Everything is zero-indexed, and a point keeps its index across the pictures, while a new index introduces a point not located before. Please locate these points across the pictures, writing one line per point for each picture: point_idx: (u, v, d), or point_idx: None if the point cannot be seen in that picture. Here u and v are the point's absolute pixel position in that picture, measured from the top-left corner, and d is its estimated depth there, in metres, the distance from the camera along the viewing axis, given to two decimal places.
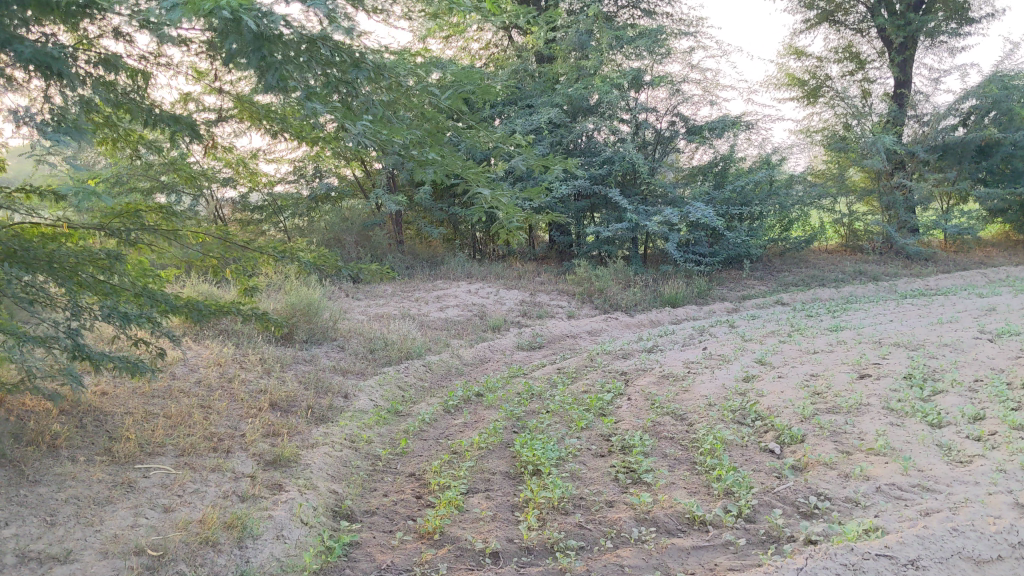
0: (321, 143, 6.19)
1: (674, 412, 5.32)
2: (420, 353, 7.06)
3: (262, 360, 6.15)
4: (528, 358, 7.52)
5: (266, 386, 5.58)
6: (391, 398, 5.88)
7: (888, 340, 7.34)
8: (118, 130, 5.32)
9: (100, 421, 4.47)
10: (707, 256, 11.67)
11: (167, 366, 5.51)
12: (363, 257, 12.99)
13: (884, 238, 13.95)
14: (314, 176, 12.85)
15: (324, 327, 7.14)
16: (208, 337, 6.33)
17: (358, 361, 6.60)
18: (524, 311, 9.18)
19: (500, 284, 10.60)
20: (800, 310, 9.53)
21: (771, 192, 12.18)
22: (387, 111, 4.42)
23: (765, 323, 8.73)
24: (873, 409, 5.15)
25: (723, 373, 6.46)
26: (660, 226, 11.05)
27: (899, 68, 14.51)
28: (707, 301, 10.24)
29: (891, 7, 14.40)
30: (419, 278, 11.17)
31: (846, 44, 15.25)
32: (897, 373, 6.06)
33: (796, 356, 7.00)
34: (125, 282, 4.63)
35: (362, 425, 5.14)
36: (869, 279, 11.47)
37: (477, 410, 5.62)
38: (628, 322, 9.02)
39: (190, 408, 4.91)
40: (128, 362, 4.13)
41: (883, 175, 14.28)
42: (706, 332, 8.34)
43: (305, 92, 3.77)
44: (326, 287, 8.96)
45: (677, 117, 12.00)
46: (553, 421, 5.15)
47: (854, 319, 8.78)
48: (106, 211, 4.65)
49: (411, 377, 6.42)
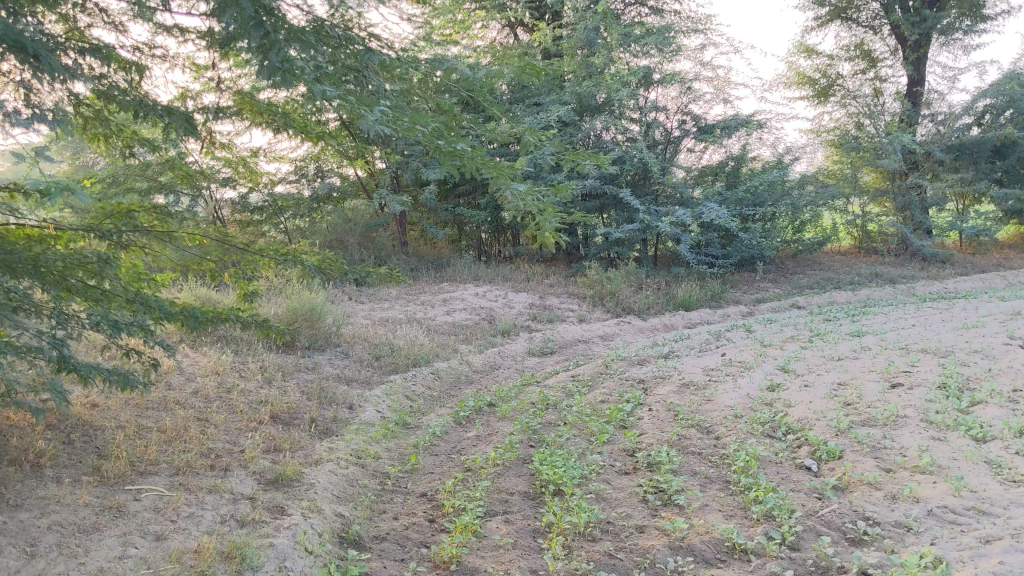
0: (324, 140, 5.89)
1: (700, 425, 5.02)
2: (428, 360, 6.76)
3: (262, 369, 5.87)
4: (540, 365, 7.22)
5: (267, 397, 5.30)
6: (398, 409, 5.58)
7: (916, 347, 7.02)
8: (111, 126, 5.03)
9: (89, 438, 4.18)
10: (720, 258, 11.34)
11: (162, 375, 5.22)
12: (365, 259, 12.71)
13: (899, 240, 13.66)
14: (315, 176, 12.50)
15: (327, 333, 6.85)
16: (206, 344, 6.05)
17: (364, 369, 6.30)
18: (533, 315, 8.89)
19: (508, 287, 10.30)
20: (818, 313, 9.23)
21: (784, 192, 11.85)
22: (398, 105, 4.12)
23: (784, 328, 8.42)
24: (912, 422, 4.85)
25: (747, 381, 6.15)
26: (671, 227, 10.75)
27: (913, 66, 14.18)
28: (721, 304, 9.94)
29: (905, 3, 14.09)
30: (424, 281, 10.87)
31: (858, 42, 14.94)
32: (931, 382, 5.74)
33: (820, 363, 6.69)
34: (117, 288, 4.33)
35: (368, 439, 4.84)
36: (885, 282, 11.18)
37: (490, 423, 5.32)
38: (642, 326, 8.72)
39: (186, 422, 4.62)
40: (118, 375, 3.83)
41: (897, 175, 13.97)
42: (723, 337, 8.04)
43: (310, 71, 3.52)
44: (329, 290, 8.70)
45: (688, 116, 11.70)
46: (572, 435, 4.85)
47: (876, 323, 8.47)
48: (96, 211, 4.35)
49: (419, 386, 6.12)
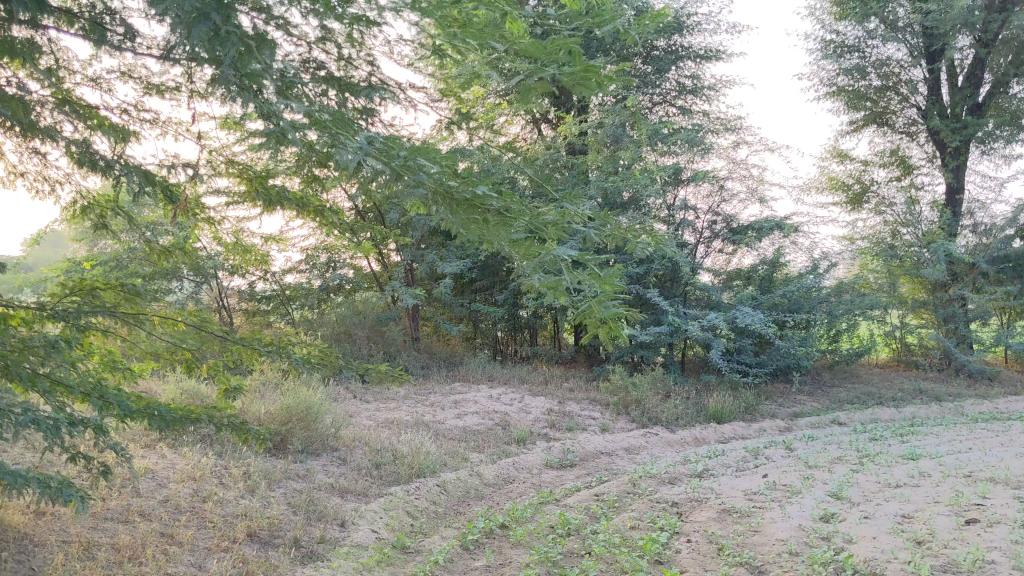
0: (329, 221, 5.34)
1: (749, 564, 4.30)
2: (435, 470, 6.04)
3: (246, 475, 5.21)
4: (559, 479, 6.47)
5: (246, 510, 4.62)
6: (397, 528, 4.85)
7: (982, 473, 6.21)
8: (93, 197, 4.55)
9: (23, 557, 3.54)
10: (753, 366, 10.59)
11: (131, 480, 4.61)
12: (374, 355, 11.66)
13: (942, 354, 12.99)
14: (326, 266, 12.08)
15: (323, 435, 6.18)
16: (186, 445, 5.44)
17: (361, 479, 5.59)
18: (551, 422, 8.16)
19: (524, 390, 9.62)
20: (863, 432, 8.45)
21: (821, 298, 11.16)
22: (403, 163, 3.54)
23: (827, 447, 7.65)
24: (1002, 568, 4.02)
25: (796, 509, 5.39)
26: (702, 333, 10.10)
27: (952, 173, 13.66)
28: (756, 417, 9.19)
29: (943, 111, 13.69)
30: (435, 379, 10.25)
31: (893, 148, 14.51)
32: (1014, 519, 4.88)
33: (877, 490, 5.91)
34: (74, 377, 3.73)
35: (358, 566, 4.13)
36: (930, 398, 10.43)
37: (502, 550, 4.59)
38: (670, 438, 7.97)
39: (146, 539, 3.96)
40: (50, 488, 3.17)
41: (938, 286, 13.31)
42: (761, 455, 7.30)
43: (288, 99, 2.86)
44: (330, 387, 8.07)
45: (720, 216, 11.20)
46: (598, 571, 4.11)
47: (928, 446, 7.67)
48: (57, 286, 3.80)
49: (423, 501, 5.40)
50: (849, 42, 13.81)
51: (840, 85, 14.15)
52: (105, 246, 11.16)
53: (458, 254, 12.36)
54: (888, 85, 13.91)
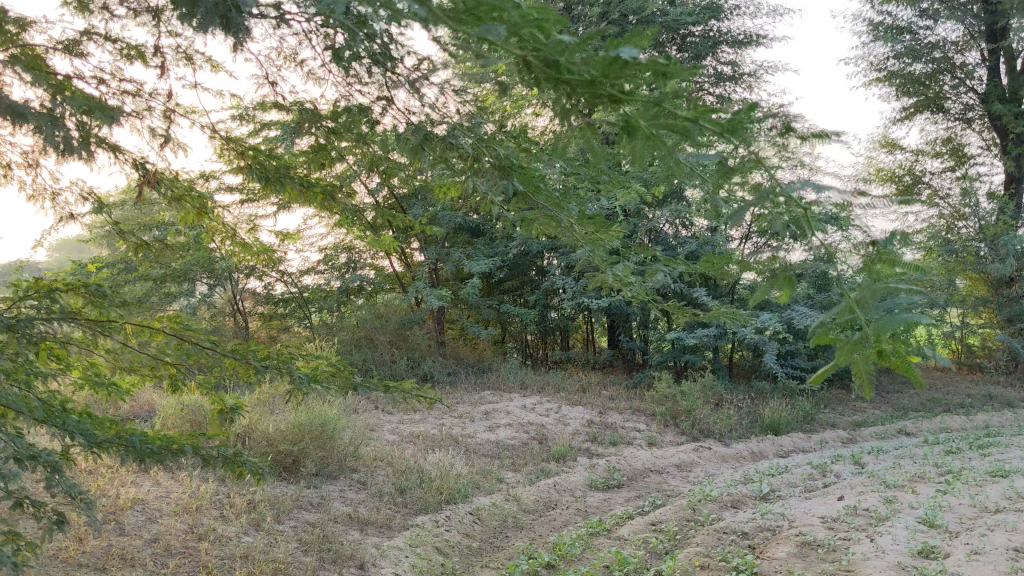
0: (354, 217, 4.67)
1: None
2: (467, 495, 5.33)
3: (250, 505, 4.53)
4: (605, 503, 5.73)
5: (247, 551, 3.91)
6: (429, 571, 4.16)
7: None
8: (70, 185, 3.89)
9: None
10: (808, 372, 9.80)
11: (115, 517, 3.96)
12: (397, 360, 10.95)
13: (1009, 355, 12.23)
14: (346, 267, 11.40)
15: (341, 456, 5.49)
16: (185, 470, 4.78)
17: (383, 507, 4.89)
18: (593, 435, 7.42)
19: (561, 399, 8.86)
20: (937, 444, 7.64)
21: None
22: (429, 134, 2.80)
23: (903, 462, 6.84)
24: None
25: (887, 542, 4.61)
26: (754, 336, 9.32)
27: (1014, 161, 12.85)
28: (815, 427, 8.41)
29: (1003, 95, 12.85)
30: (464, 388, 9.55)
31: (947, 136, 13.94)
32: None
33: (976, 517, 5.10)
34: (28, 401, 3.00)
35: None
36: (1002, 404, 9.61)
37: None
38: (725, 453, 7.20)
39: None
40: None
41: (1001, 282, 12.46)
42: (831, 473, 6.52)
43: None
44: (350, 400, 7.40)
45: None
46: None
47: (1015, 460, 6.84)
48: (6, 289, 3.07)
49: (456, 535, 4.70)
50: (901, 24, 13.08)
51: (890, 69, 13.49)
52: (115, 249, 10.61)
53: (486, 253, 11.68)
54: (940, 69, 13.17)
